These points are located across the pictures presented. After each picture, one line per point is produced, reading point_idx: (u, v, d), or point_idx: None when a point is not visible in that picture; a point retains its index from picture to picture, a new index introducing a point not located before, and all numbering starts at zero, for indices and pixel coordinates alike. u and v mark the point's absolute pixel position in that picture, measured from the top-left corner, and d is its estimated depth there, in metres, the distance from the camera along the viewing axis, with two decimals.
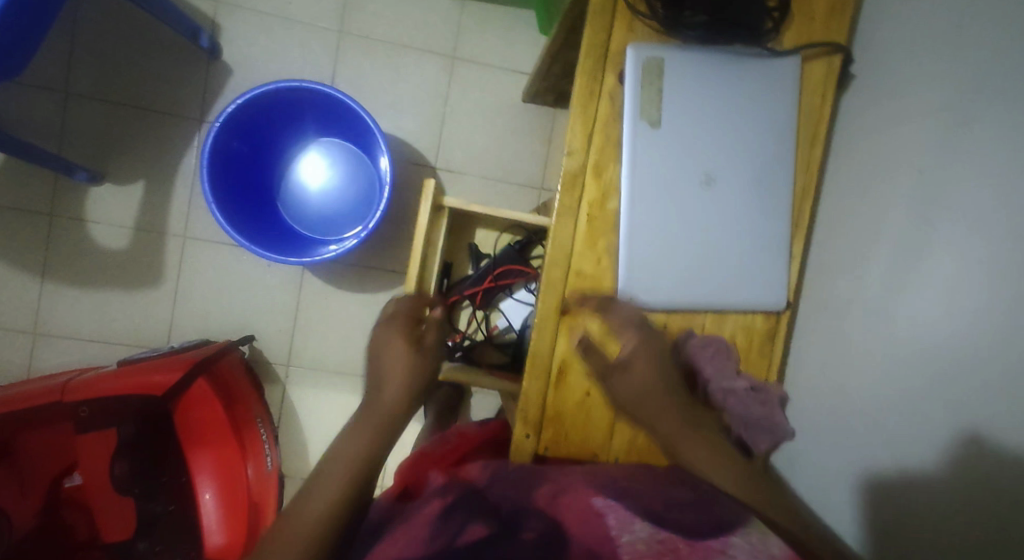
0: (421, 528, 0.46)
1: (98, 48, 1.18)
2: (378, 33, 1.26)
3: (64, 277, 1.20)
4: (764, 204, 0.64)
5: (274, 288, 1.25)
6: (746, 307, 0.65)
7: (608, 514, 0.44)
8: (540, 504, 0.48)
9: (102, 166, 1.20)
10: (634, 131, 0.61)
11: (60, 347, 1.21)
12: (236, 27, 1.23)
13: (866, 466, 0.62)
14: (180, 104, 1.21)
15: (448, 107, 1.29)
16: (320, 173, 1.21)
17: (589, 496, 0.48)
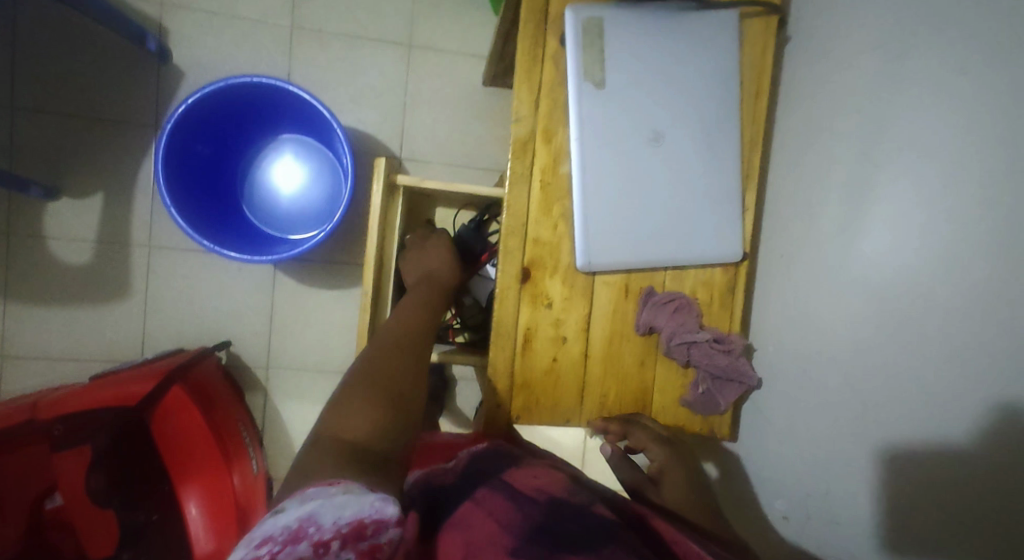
0: (565, 482, 0.55)
1: (44, 60, 1.16)
2: (331, 27, 1.24)
3: (28, 297, 1.18)
4: (714, 158, 0.65)
5: (246, 292, 1.24)
6: (704, 260, 0.66)
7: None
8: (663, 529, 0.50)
9: (57, 181, 1.17)
10: (579, 92, 0.60)
11: (30, 368, 1.18)
12: (184, 31, 1.20)
13: (836, 406, 0.63)
14: (133, 113, 1.19)
15: (408, 96, 1.28)
16: (292, 178, 1.20)
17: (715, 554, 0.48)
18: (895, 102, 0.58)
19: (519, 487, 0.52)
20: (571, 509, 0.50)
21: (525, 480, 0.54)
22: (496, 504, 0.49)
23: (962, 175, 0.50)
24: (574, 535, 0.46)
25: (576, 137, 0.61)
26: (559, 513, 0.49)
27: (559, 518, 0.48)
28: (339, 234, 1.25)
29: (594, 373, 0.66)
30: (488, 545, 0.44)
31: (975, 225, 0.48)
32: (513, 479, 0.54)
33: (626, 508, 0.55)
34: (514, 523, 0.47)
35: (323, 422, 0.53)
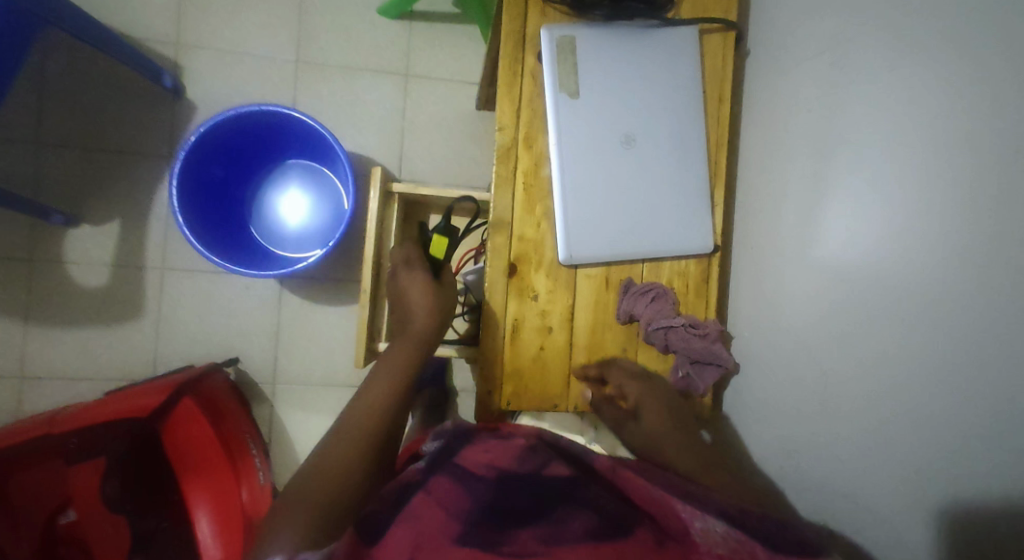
0: (513, 453, 0.58)
1: (68, 98, 1.25)
2: (333, 59, 1.33)
3: (47, 319, 1.24)
4: (684, 158, 0.70)
5: (254, 310, 1.29)
6: (678, 252, 0.71)
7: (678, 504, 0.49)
8: (610, 472, 0.55)
9: (77, 209, 1.24)
10: (555, 101, 0.67)
11: (47, 388, 1.23)
12: (198, 67, 1.29)
13: (812, 383, 0.67)
14: (149, 144, 1.27)
15: (406, 122, 1.35)
16: (299, 210, 1.27)
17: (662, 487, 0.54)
18: (852, 104, 0.64)
19: (470, 469, 0.55)
20: (520, 479, 0.54)
21: (475, 461, 0.57)
22: (446, 493, 0.51)
23: (914, 163, 0.55)
24: (524, 508, 0.50)
25: (555, 142, 0.67)
26: (507, 487, 0.52)
27: (508, 494, 0.51)
28: (341, 252, 1.31)
29: (579, 361, 0.71)
30: (437, 534, 0.46)
31: (925, 208, 0.54)
32: (463, 462, 0.57)
33: (579, 462, 0.59)
34: (464, 508, 0.49)
35: (254, 546, 0.53)
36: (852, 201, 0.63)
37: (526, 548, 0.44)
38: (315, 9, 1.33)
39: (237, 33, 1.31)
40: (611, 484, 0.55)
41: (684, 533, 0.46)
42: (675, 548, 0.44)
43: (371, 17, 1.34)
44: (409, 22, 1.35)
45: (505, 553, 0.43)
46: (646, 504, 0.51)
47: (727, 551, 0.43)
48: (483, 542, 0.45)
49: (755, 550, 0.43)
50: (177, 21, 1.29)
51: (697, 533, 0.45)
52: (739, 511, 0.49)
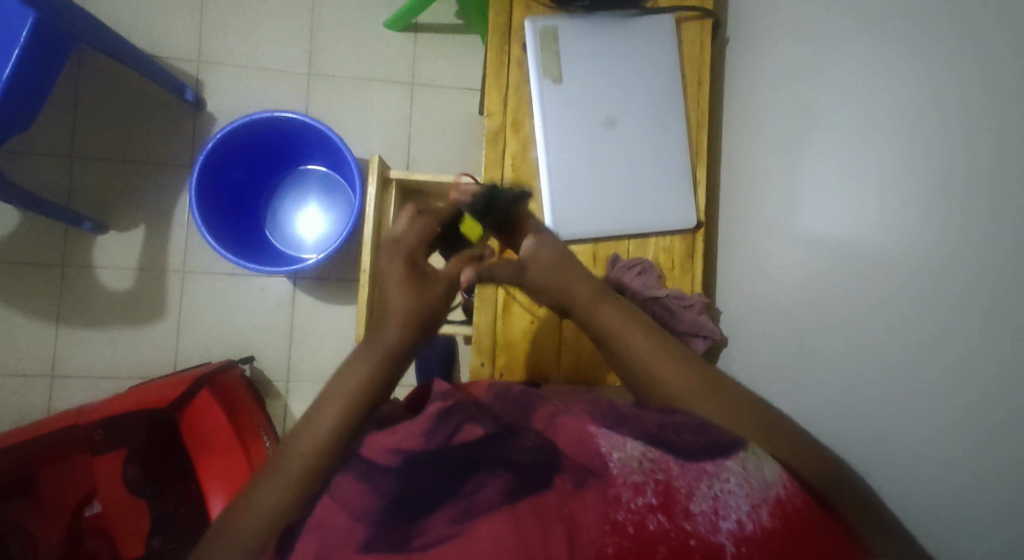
0: (421, 423, 0.52)
1: (98, 114, 1.34)
2: (343, 71, 1.40)
3: (76, 321, 1.31)
4: (664, 137, 0.73)
5: (268, 309, 1.35)
6: (662, 228, 0.74)
7: (599, 437, 0.48)
8: (546, 422, 0.54)
9: (106, 217, 1.32)
10: (538, 87, 0.71)
11: (76, 386, 1.30)
12: (217, 82, 1.38)
13: (797, 351, 0.69)
14: (172, 154, 1.35)
15: (412, 127, 1.41)
16: (316, 224, 1.34)
17: (587, 423, 0.51)
18: (827, 79, 0.67)
19: (372, 458, 0.49)
20: (428, 456, 0.49)
21: (375, 443, 0.51)
22: (349, 493, 0.47)
23: (886, 128, 0.58)
24: (433, 487, 0.46)
25: (538, 126, 0.72)
26: (414, 470, 0.48)
27: (415, 476, 0.47)
28: (351, 252, 1.36)
29: (568, 333, 0.73)
30: (345, 543, 0.44)
31: (897, 170, 0.56)
32: (365, 448, 0.51)
33: (496, 417, 0.55)
34: (370, 504, 0.46)
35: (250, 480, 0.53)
36: (828, 171, 0.66)
37: (439, 534, 0.43)
38: (326, 25, 1.40)
39: (254, 49, 1.39)
40: (532, 433, 0.52)
41: (605, 469, 0.46)
42: (595, 485, 0.45)
43: (378, 31, 1.41)
44: (415, 34, 1.42)
45: (416, 548, 0.42)
46: (565, 449, 0.49)
47: (643, 475, 0.44)
48: (390, 542, 0.43)
49: (670, 463, 0.45)
50: (199, 40, 1.38)
51: (616, 463, 0.45)
52: (658, 426, 0.49)
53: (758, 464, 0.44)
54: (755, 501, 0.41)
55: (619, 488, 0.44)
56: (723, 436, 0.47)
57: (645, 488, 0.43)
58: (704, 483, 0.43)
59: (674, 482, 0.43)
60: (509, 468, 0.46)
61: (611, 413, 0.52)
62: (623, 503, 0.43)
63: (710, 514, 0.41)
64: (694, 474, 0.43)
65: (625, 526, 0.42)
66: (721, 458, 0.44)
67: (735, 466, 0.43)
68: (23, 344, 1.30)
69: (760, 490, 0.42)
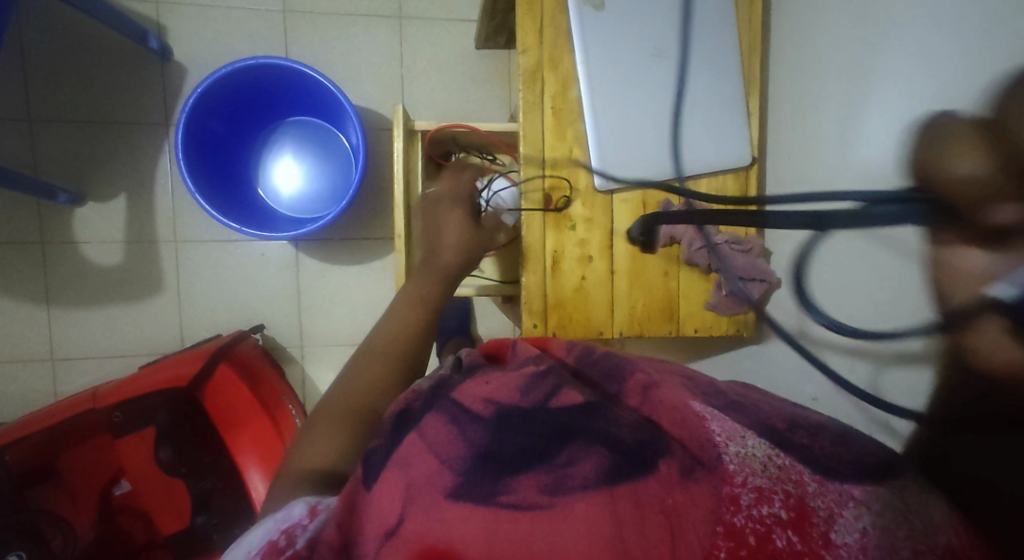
0: (516, 381, 0.49)
1: (52, 72, 1.20)
2: (322, 6, 1.27)
3: (68, 302, 1.23)
4: (712, 66, 0.68)
5: (273, 275, 1.28)
6: (720, 169, 0.69)
7: (710, 422, 0.45)
8: (640, 395, 0.49)
9: (81, 186, 1.22)
10: (577, 13, 0.65)
11: (79, 368, 1.24)
12: (182, 26, 1.24)
13: None
14: (144, 113, 1.23)
15: (405, 67, 1.30)
16: (294, 179, 1.24)
17: (687, 399, 0.48)
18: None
19: (464, 404, 0.46)
20: (524, 414, 0.45)
21: (471, 393, 0.47)
22: (437, 434, 0.43)
23: None
24: (522, 445, 0.42)
25: (578, 59, 0.66)
26: (508, 427, 0.43)
27: (507, 431, 0.43)
28: (353, 211, 1.29)
29: (621, 285, 0.72)
30: (429, 487, 0.40)
31: None
32: (458, 395, 0.47)
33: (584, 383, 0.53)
34: (459, 454, 0.42)
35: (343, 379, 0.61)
36: None
37: (529, 499, 0.39)
38: None
39: None
40: (629, 410, 0.48)
41: (718, 461, 0.41)
42: (707, 479, 0.40)
43: None
44: None
45: (504, 506, 0.38)
46: (665, 425, 0.45)
47: (770, 482, 0.39)
48: (478, 495, 0.39)
49: (803, 476, 0.40)
50: None
51: (734, 458, 0.41)
52: (787, 424, 0.45)
53: (922, 502, 0.37)
54: (920, 547, 0.34)
55: (738, 489, 0.39)
56: (874, 457, 0.41)
57: (772, 498, 0.38)
58: (850, 512, 0.37)
59: (808, 500, 0.38)
60: (606, 442, 0.42)
61: (721, 397, 0.49)
62: (741, 506, 0.38)
63: (858, 551, 0.35)
64: (837, 497, 0.38)
65: (745, 536, 0.36)
66: (871, 486, 0.39)
67: (889, 501, 0.37)
68: (14, 330, 1.22)
69: (924, 536, 0.35)
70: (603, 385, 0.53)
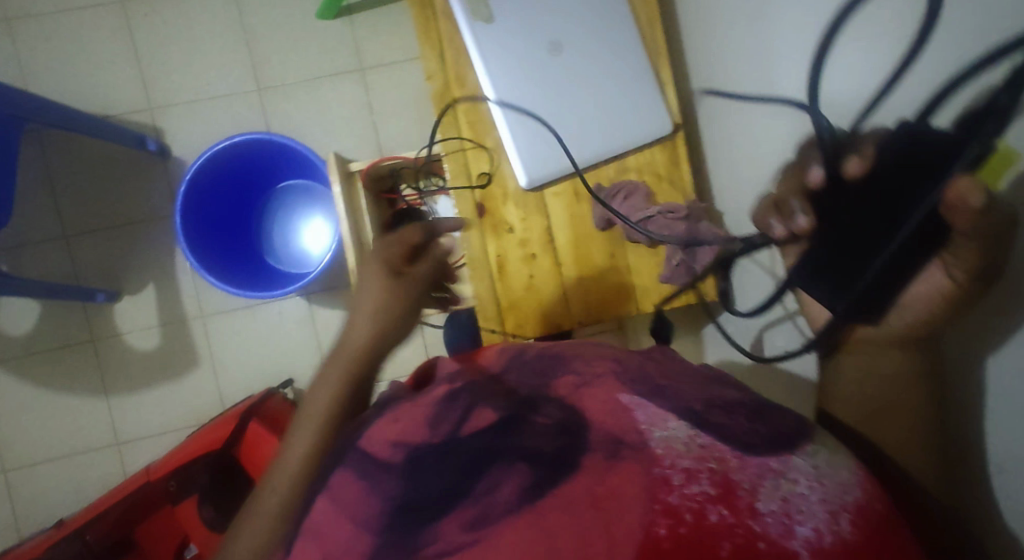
0: (424, 411, 0.47)
1: (75, 188, 1.35)
2: (291, 76, 1.38)
3: (121, 388, 1.36)
4: (610, 50, 0.70)
5: (292, 330, 1.37)
6: (638, 144, 0.72)
7: (635, 411, 0.46)
8: (570, 390, 0.50)
9: (115, 283, 1.35)
10: (467, 28, 0.68)
11: (140, 447, 1.35)
12: (175, 124, 1.37)
13: None
14: (155, 207, 1.36)
15: (375, 113, 1.38)
16: (307, 237, 1.34)
17: (617, 391, 0.49)
18: None
19: (374, 454, 0.44)
20: (438, 450, 0.44)
21: (377, 441, 0.45)
22: (350, 494, 0.43)
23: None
24: (445, 479, 0.42)
25: (480, 75, 0.69)
26: (421, 467, 0.43)
27: (424, 472, 0.43)
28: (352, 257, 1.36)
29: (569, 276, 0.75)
30: (349, 552, 0.42)
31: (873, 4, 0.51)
32: (366, 444, 0.46)
33: (511, 390, 0.52)
34: (374, 511, 0.42)
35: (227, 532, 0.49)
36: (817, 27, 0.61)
37: (455, 542, 0.40)
38: (259, 34, 1.37)
39: (198, 79, 1.37)
40: (555, 404, 0.49)
41: (643, 444, 0.43)
42: (633, 457, 0.42)
43: (313, 25, 1.38)
44: (349, 18, 1.37)
45: (430, 557, 0.39)
46: (594, 416, 0.47)
47: (695, 462, 0.41)
48: (403, 549, 0.40)
49: (724, 453, 0.42)
50: (144, 87, 1.37)
51: (659, 444, 0.42)
52: (704, 405, 0.47)
53: (832, 463, 0.41)
54: (832, 508, 0.38)
55: (667, 470, 0.40)
56: (785, 428, 0.45)
57: (698, 476, 0.40)
58: (770, 482, 0.40)
59: (732, 474, 0.40)
60: (529, 458, 0.42)
61: (648, 383, 0.51)
62: (673, 486, 0.39)
63: (782, 516, 0.37)
64: (757, 470, 0.40)
65: (681, 512, 0.38)
66: (786, 454, 0.42)
67: (804, 467, 0.41)
68: (81, 422, 1.35)
69: (837, 496, 0.39)
70: (525, 387, 0.52)
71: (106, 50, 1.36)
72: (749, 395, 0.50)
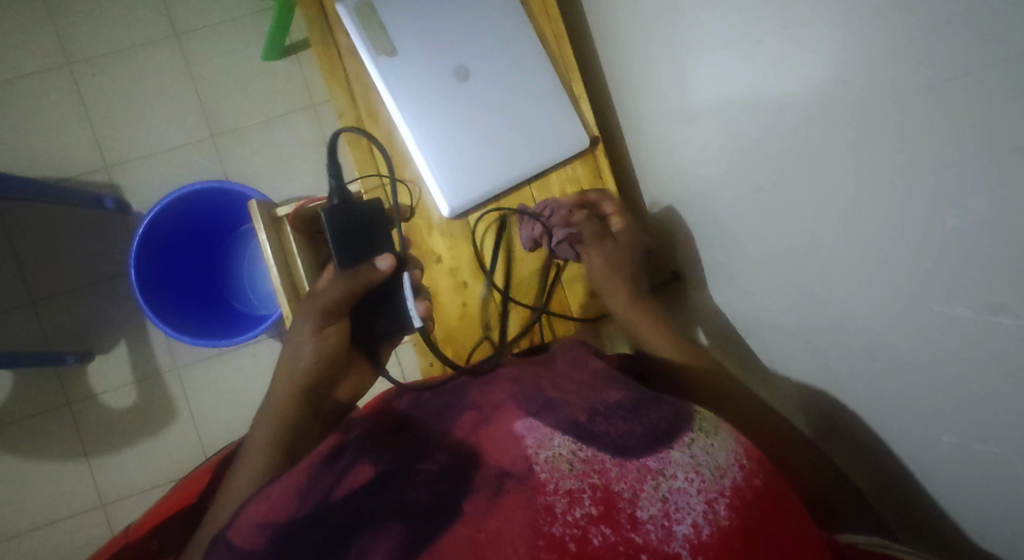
0: (296, 485, 0.46)
1: (38, 254, 1.35)
2: (242, 120, 1.38)
3: (102, 449, 1.35)
4: (516, 74, 0.75)
5: (267, 372, 1.36)
6: (551, 162, 0.77)
7: (525, 437, 0.46)
8: (469, 429, 0.51)
9: (86, 344, 1.35)
10: (373, 64, 0.69)
11: (126, 507, 1.35)
12: (132, 179, 1.37)
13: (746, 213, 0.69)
14: (120, 264, 1.36)
15: (330, 147, 1.39)
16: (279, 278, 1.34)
17: (512, 419, 0.49)
18: None
19: (239, 544, 0.43)
20: (307, 522, 0.43)
21: (247, 525, 0.44)
22: None
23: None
24: (314, 554, 0.40)
25: (391, 109, 0.71)
26: (290, 547, 0.41)
27: (292, 550, 0.41)
28: None
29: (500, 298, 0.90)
30: None
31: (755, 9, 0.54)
32: (234, 534, 0.45)
33: (405, 445, 0.52)
34: None
35: None
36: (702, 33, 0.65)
37: None
38: (208, 81, 1.38)
39: (151, 133, 1.38)
40: (448, 446, 0.50)
41: (528, 472, 0.42)
42: (518, 491, 0.41)
43: (260, 66, 1.38)
44: (295, 56, 1.38)
45: None
46: (488, 455, 0.46)
47: (577, 481, 0.40)
48: None
49: (606, 463, 0.41)
50: (99, 146, 1.37)
51: (543, 465, 0.42)
52: (588, 414, 0.47)
53: (708, 449, 0.41)
54: (709, 496, 0.38)
55: (550, 497, 0.40)
56: (664, 420, 0.45)
57: (580, 498, 0.39)
58: (650, 484, 0.40)
59: (614, 486, 0.40)
60: (403, 515, 0.41)
61: (538, 398, 0.51)
62: (556, 514, 0.39)
63: (661, 519, 0.38)
64: (636, 475, 0.40)
65: (564, 542, 0.37)
66: (664, 450, 0.42)
67: (681, 459, 0.41)
68: (65, 487, 1.35)
69: (713, 483, 0.39)
70: (418, 440, 0.53)
71: (58, 114, 1.37)
72: (635, 393, 0.50)
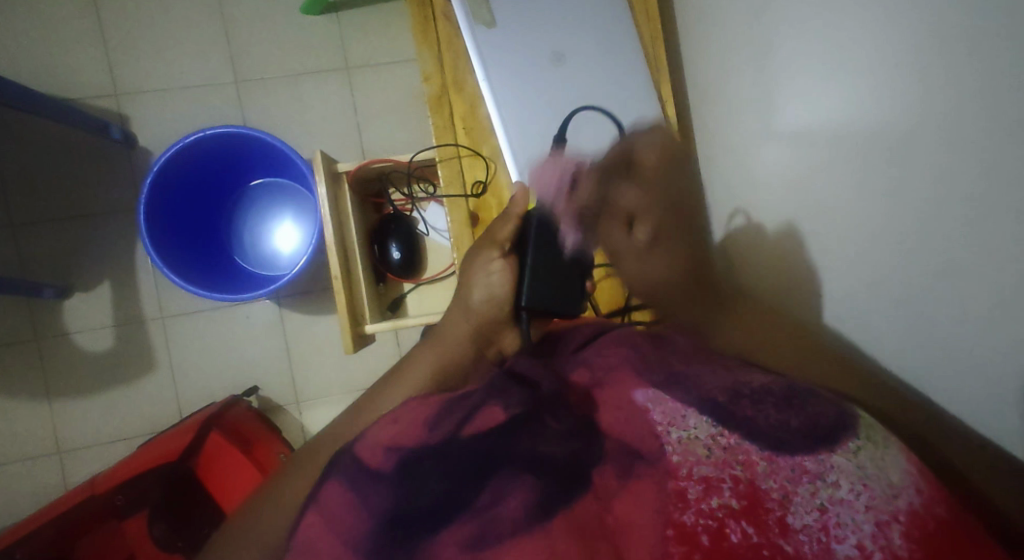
0: (425, 414, 0.45)
1: (27, 174, 1.26)
2: (271, 71, 1.32)
3: (66, 393, 1.26)
4: (609, 67, 0.77)
5: (259, 336, 1.30)
6: None
7: (652, 411, 0.44)
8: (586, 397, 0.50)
9: (67, 279, 1.26)
10: (470, 32, 0.72)
11: (83, 457, 1.26)
12: (142, 113, 1.30)
13: None
14: (116, 199, 1.28)
15: (359, 115, 1.34)
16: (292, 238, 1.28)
17: (632, 392, 0.48)
18: None
19: (364, 458, 0.42)
20: (435, 451, 0.42)
21: (371, 444, 0.43)
22: (336, 506, 0.41)
23: None
24: (447, 487, 0.39)
25: (482, 81, 0.74)
26: (418, 472, 0.40)
27: (417, 479, 0.40)
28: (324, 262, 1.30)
29: None
30: None
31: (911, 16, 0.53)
32: (358, 448, 0.44)
33: (529, 388, 0.50)
34: (363, 524, 0.40)
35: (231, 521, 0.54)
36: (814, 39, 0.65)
37: None
38: (240, 23, 1.32)
39: (171, 66, 1.30)
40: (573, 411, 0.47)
41: (659, 453, 0.41)
42: (649, 474, 0.39)
43: (297, 18, 1.33)
44: (336, 14, 1.33)
45: None
46: (612, 427, 0.45)
47: (715, 470, 0.38)
48: None
49: (751, 455, 0.38)
50: (111, 72, 1.29)
51: (676, 447, 0.40)
52: (730, 395, 0.43)
53: (878, 460, 0.36)
54: (878, 519, 0.33)
55: (683, 483, 0.38)
56: (823, 417, 0.39)
57: (720, 488, 0.37)
58: (805, 488, 0.36)
59: (759, 482, 0.37)
60: (536, 466, 0.40)
61: (665, 370, 0.49)
62: (689, 502, 0.37)
63: (818, 532, 0.34)
64: (789, 474, 0.37)
65: (695, 534, 0.35)
66: (825, 452, 0.37)
67: (845, 466, 0.36)
68: (19, 427, 1.25)
69: (884, 503, 0.33)
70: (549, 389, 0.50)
71: (71, 30, 1.28)
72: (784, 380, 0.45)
